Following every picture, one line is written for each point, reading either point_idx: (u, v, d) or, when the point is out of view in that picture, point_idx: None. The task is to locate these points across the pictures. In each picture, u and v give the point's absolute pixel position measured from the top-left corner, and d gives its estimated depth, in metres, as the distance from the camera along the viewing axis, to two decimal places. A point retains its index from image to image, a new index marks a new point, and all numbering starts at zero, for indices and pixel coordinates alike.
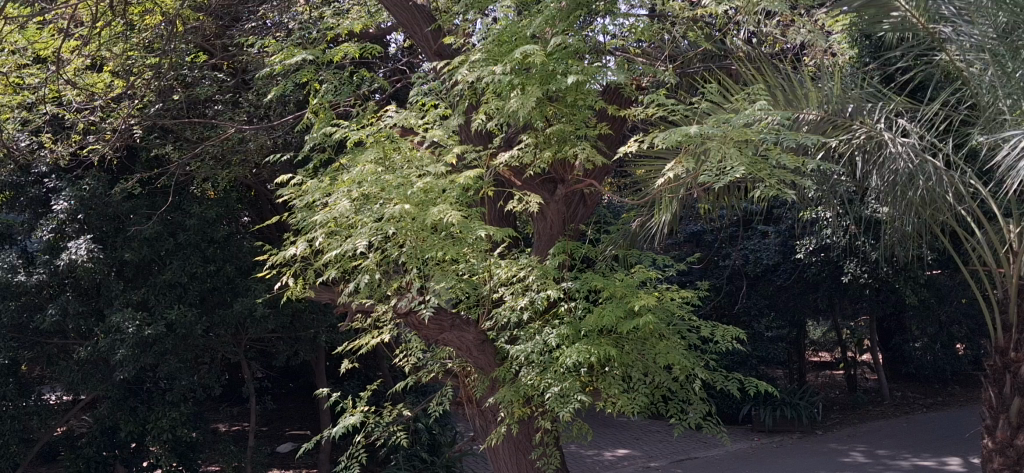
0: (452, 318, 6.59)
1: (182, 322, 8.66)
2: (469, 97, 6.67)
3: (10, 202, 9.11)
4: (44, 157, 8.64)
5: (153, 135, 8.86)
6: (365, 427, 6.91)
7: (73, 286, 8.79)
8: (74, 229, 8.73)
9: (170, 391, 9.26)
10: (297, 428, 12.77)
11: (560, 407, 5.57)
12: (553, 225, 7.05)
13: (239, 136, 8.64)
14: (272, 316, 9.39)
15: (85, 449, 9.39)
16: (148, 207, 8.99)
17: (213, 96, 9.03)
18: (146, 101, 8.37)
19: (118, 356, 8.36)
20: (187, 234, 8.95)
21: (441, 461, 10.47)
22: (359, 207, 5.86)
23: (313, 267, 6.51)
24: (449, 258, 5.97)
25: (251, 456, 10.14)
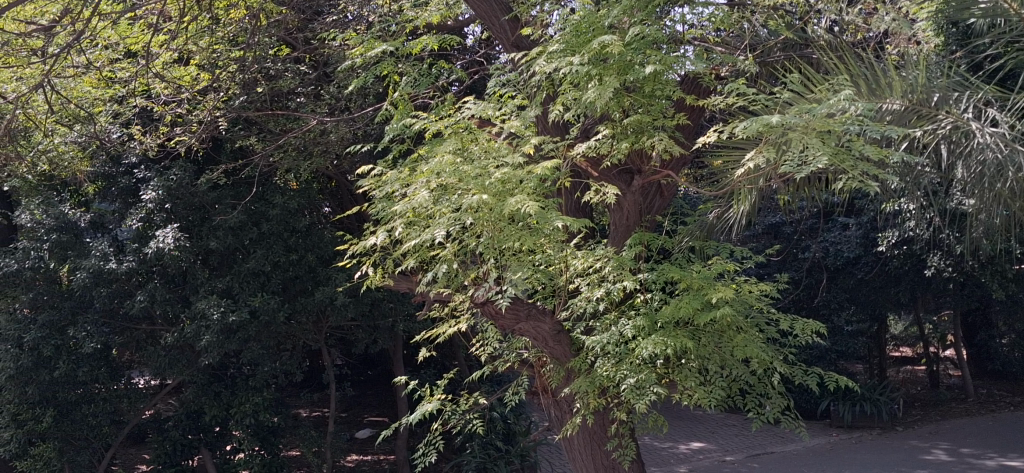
0: (529, 307, 6.63)
1: (265, 309, 8.88)
2: (547, 88, 6.68)
3: (102, 192, 9.36)
4: (134, 148, 8.90)
5: (238, 127, 9.07)
6: (442, 415, 7.00)
7: (161, 274, 8.98)
8: (161, 218, 8.90)
9: (253, 377, 9.50)
10: (374, 415, 12.98)
11: (636, 399, 5.53)
12: (630, 216, 7.04)
13: (320, 127, 8.80)
14: (350, 305, 9.54)
15: (171, 431, 9.70)
16: (233, 197, 9.24)
17: (295, 89, 9.22)
18: (231, 94, 8.63)
19: (204, 342, 8.55)
20: (271, 223, 9.21)
21: (516, 450, 10.52)
22: (438, 197, 5.92)
23: (392, 257, 6.61)
24: (526, 249, 6.01)
25: (330, 441, 10.34)
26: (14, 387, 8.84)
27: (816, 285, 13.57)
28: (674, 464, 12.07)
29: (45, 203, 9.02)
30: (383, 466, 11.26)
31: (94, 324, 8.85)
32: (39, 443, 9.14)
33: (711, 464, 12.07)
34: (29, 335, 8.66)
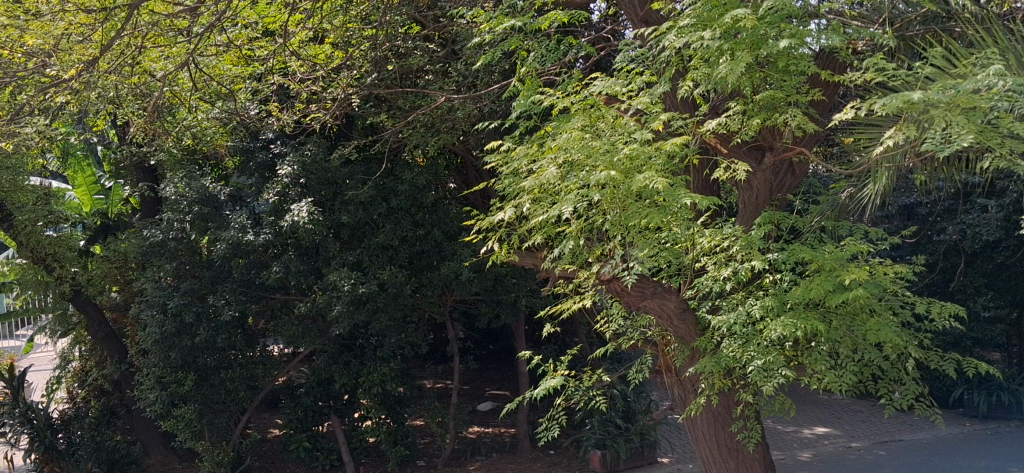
0: (654, 286, 6.53)
1: (393, 282, 9.10)
2: (677, 64, 6.57)
3: (241, 167, 9.74)
4: (271, 124, 9.23)
5: (369, 104, 9.28)
6: (566, 391, 7.07)
7: (295, 246, 9.26)
8: (296, 192, 9.21)
9: (380, 348, 9.75)
10: (495, 389, 13.14)
11: (763, 381, 5.43)
12: (760, 195, 6.89)
13: (447, 104, 8.88)
14: (475, 280, 9.64)
15: (304, 398, 10.09)
16: (363, 173, 9.47)
17: (424, 67, 9.35)
18: (364, 72, 8.89)
19: (335, 312, 8.81)
20: (400, 199, 9.41)
21: (635, 428, 10.47)
22: (565, 174, 5.93)
23: (519, 233, 6.68)
24: (653, 226, 5.96)
25: (454, 413, 10.55)
26: (158, 352, 9.22)
27: (953, 269, 12.99)
28: (797, 448, 11.83)
29: (187, 176, 9.44)
30: (504, 439, 11.40)
31: (232, 293, 9.22)
32: (181, 405, 9.54)
33: (835, 450, 11.79)
34: (173, 301, 9.01)
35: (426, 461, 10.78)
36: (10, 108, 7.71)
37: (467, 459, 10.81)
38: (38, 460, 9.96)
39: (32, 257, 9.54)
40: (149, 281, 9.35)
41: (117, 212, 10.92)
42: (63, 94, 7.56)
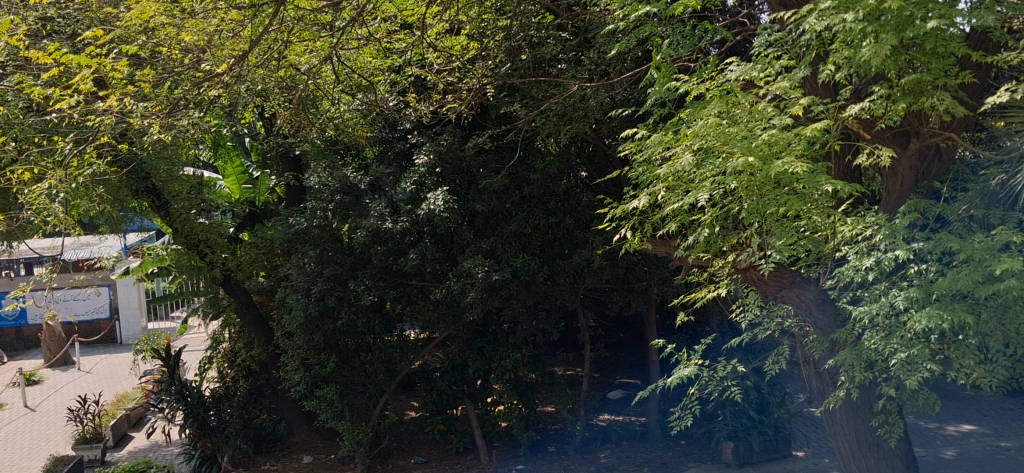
0: (792, 275, 6.76)
1: (526, 269, 9.21)
2: (817, 47, 6.37)
3: (380, 156, 10.06)
4: (409, 114, 9.50)
5: (503, 94, 9.40)
6: (699, 380, 7.07)
7: (431, 234, 9.47)
8: (432, 181, 9.43)
9: (512, 334, 9.87)
10: (625, 377, 13.12)
11: (907, 376, 5.32)
12: (904, 181, 6.68)
13: (579, 93, 8.86)
14: (607, 269, 9.62)
15: (439, 382, 10.38)
16: (497, 161, 9.61)
17: (557, 55, 9.39)
18: (498, 62, 9.02)
19: (469, 298, 9.01)
20: (532, 188, 9.50)
21: (770, 420, 10.21)
22: (701, 161, 5.92)
23: (653, 221, 6.69)
24: (791, 213, 5.86)
25: (585, 399, 10.61)
26: (302, 334, 9.58)
27: None
28: (941, 445, 11.39)
29: (329, 166, 9.77)
30: (634, 427, 11.39)
31: (372, 278, 9.50)
32: (324, 386, 9.94)
33: (982, 449, 11.28)
34: (317, 286, 9.34)
35: (557, 447, 10.88)
36: (168, 102, 8.10)
37: (598, 446, 10.85)
38: (192, 435, 10.55)
39: (185, 243, 10.04)
40: (294, 266, 9.72)
41: (264, 200, 11.40)
42: (216, 87, 7.91)
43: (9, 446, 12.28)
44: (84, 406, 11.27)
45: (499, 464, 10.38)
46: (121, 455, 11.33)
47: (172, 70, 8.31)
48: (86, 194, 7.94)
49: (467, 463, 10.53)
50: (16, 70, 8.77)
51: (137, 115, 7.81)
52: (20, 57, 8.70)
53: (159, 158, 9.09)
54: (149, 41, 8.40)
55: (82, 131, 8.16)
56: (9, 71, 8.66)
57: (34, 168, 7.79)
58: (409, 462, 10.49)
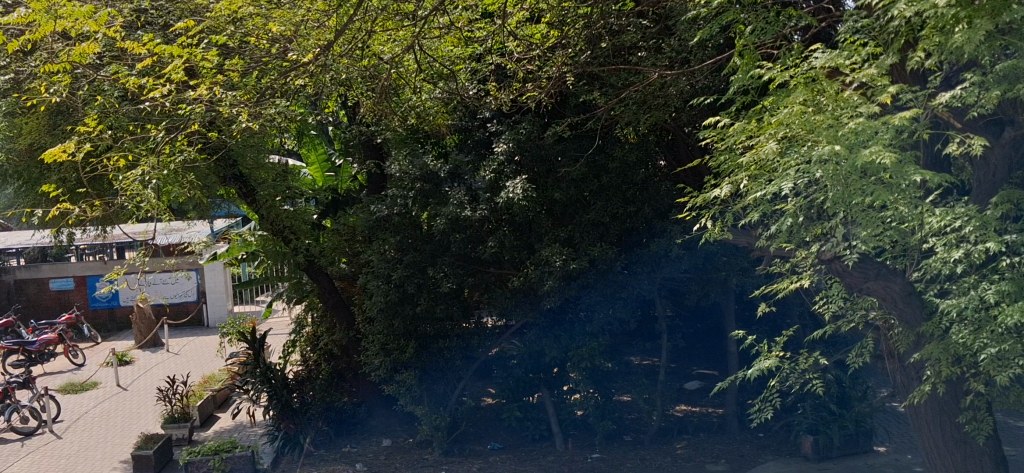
0: (877, 267, 6.52)
1: (603, 258, 9.19)
2: (906, 33, 6.20)
3: (460, 144, 10.17)
4: (489, 102, 9.59)
5: (582, 82, 9.41)
6: (780, 372, 7.01)
7: (510, 222, 9.50)
8: (511, 170, 9.47)
9: (589, 323, 9.86)
10: (703, 367, 12.98)
11: (997, 372, 5.24)
12: (997, 172, 6.47)
13: (659, 80, 8.78)
14: (685, 258, 9.50)
15: (517, 369, 10.46)
16: (576, 149, 9.57)
17: (637, 44, 9.34)
18: (577, 50, 9.08)
19: (547, 286, 9.05)
20: (611, 176, 9.47)
21: (851, 415, 9.97)
22: (785, 149, 5.88)
23: (735, 210, 6.65)
24: (877, 203, 5.74)
25: (662, 389, 10.56)
26: (382, 320, 9.92)
27: None
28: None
29: (410, 154, 9.91)
30: (712, 418, 11.30)
31: (451, 266, 9.63)
32: (402, 371, 10.09)
33: None
34: (397, 273, 9.62)
35: (633, 436, 10.83)
36: (255, 91, 8.33)
37: (674, 437, 10.79)
38: (276, 416, 10.83)
39: (271, 229, 10.28)
40: (375, 253, 9.91)
41: (347, 188, 11.53)
42: (301, 76, 8.10)
43: (103, 422, 12.78)
44: (173, 386, 11.65)
45: (575, 452, 10.40)
46: (208, 435, 11.69)
47: (260, 60, 8.54)
48: (177, 181, 8.21)
49: (543, 451, 10.56)
50: (113, 61, 9.12)
51: (225, 103, 8.04)
52: (116, 49, 9.04)
53: (245, 145, 9.33)
54: (238, 31, 8.66)
55: (174, 120, 8.44)
56: (106, 62, 9.02)
57: (129, 155, 8.10)
58: (486, 447, 10.59)
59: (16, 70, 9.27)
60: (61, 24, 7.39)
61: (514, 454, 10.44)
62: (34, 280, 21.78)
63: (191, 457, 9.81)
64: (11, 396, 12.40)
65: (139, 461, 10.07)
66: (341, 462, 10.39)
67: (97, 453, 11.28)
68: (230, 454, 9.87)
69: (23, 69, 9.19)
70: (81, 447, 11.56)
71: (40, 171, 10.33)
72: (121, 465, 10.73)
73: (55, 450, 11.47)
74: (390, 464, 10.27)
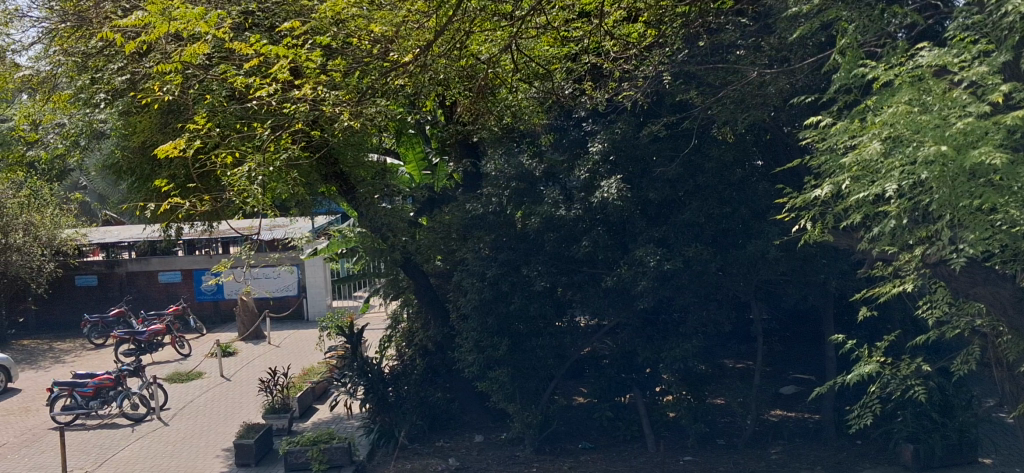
0: (986, 271, 6.40)
1: (698, 258, 9.09)
2: (1021, 29, 5.98)
3: (555, 143, 10.09)
4: (585, 102, 9.63)
5: (680, 82, 9.21)
6: (881, 377, 6.85)
7: (604, 221, 9.48)
8: (606, 170, 9.42)
9: (683, 324, 9.76)
10: (799, 372, 12.67)
11: None
12: None
13: (758, 79, 8.68)
14: (782, 260, 9.32)
15: (609, 369, 10.44)
16: (671, 149, 9.56)
17: (736, 41, 9.18)
18: (674, 50, 9.26)
19: (641, 287, 9.01)
20: (706, 177, 9.29)
21: (954, 424, 9.58)
22: (889, 150, 5.74)
23: (836, 211, 6.53)
24: (987, 206, 5.55)
25: (757, 393, 10.41)
26: (476, 317, 9.96)
27: None
28: None
29: (506, 154, 10.07)
30: (808, 424, 11.08)
31: (545, 265, 9.68)
32: (495, 368, 10.16)
33: None
34: (491, 271, 9.68)
35: (726, 440, 10.69)
36: (356, 90, 8.59)
37: (769, 442, 10.59)
38: (372, 410, 11.05)
39: (368, 227, 10.47)
40: (470, 251, 10.09)
41: (443, 186, 11.49)
42: (401, 75, 8.44)
43: (207, 411, 13.23)
44: (274, 377, 11.97)
45: (667, 454, 10.33)
46: (306, 426, 11.99)
47: (362, 60, 8.77)
48: (281, 178, 8.50)
49: (634, 452, 10.50)
50: (221, 61, 9.40)
51: (329, 103, 8.29)
52: (224, 49, 9.33)
53: (346, 144, 9.54)
54: (340, 33, 8.94)
55: (279, 118, 8.71)
56: (215, 62, 9.35)
57: (236, 153, 8.42)
58: (577, 446, 10.61)
59: (132, 71, 9.66)
60: (175, 26, 7.73)
61: (605, 454, 10.41)
62: (143, 273, 22.64)
63: (289, 447, 10.11)
64: (122, 384, 12.92)
65: (241, 449, 10.40)
66: (434, 457, 10.52)
67: (201, 440, 11.69)
68: (327, 445, 10.14)
69: (138, 69, 9.60)
70: (186, 434, 11.99)
71: (151, 168, 10.76)
72: (223, 452, 11.09)
73: (162, 437, 11.93)
74: (482, 460, 10.37)
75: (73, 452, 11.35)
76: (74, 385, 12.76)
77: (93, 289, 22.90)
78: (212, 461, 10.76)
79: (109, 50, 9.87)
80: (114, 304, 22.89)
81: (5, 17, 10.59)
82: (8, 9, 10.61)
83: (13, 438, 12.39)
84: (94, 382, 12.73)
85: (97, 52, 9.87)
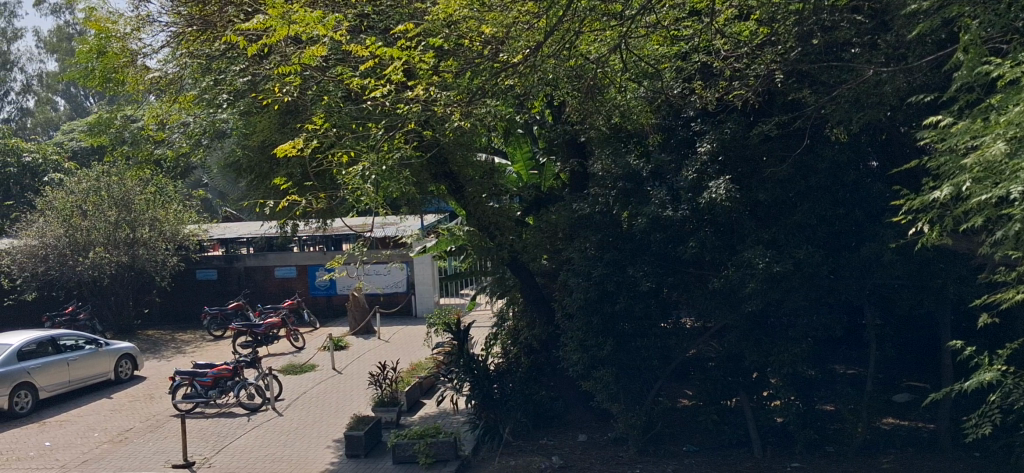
0: None
1: (810, 261, 8.83)
2: None
3: (662, 144, 9.92)
4: (695, 102, 9.61)
5: (793, 80, 9.22)
6: (1003, 386, 6.58)
7: (712, 223, 9.36)
8: (714, 170, 9.23)
9: (793, 328, 9.56)
10: (914, 380, 12.29)
11: None
12: None
13: (875, 78, 8.46)
14: (898, 264, 9.05)
15: (716, 371, 10.35)
16: (783, 149, 9.41)
17: (851, 39, 9.06)
18: (788, 48, 9.15)
19: (749, 289, 8.84)
20: (819, 177, 9.08)
21: None
22: (1015, 150, 5.54)
23: (955, 213, 6.33)
24: None
25: (869, 401, 10.11)
26: (581, 316, 9.94)
27: None
28: None
29: (613, 154, 9.99)
30: (923, 433, 10.70)
31: (651, 266, 9.63)
32: (600, 368, 10.13)
33: None
34: (597, 271, 9.64)
35: (836, 447, 10.37)
36: (467, 91, 8.84)
37: (881, 450, 10.25)
38: (477, 406, 11.17)
39: (477, 225, 10.50)
40: (576, 251, 9.96)
41: (550, 186, 11.59)
42: (512, 75, 8.68)
43: (319, 402, 13.63)
44: (383, 371, 12.23)
45: (774, 460, 10.09)
46: (414, 419, 12.22)
47: (473, 61, 9.00)
48: (393, 177, 8.55)
49: (740, 457, 10.30)
50: (337, 63, 9.64)
51: (440, 103, 8.64)
52: (340, 51, 9.62)
53: (456, 144, 9.70)
54: (453, 34, 9.21)
55: (392, 119, 9.03)
56: (331, 63, 9.60)
57: (351, 151, 8.78)
58: (682, 449, 10.50)
59: (252, 72, 10.06)
60: (294, 29, 8.03)
61: (710, 458, 10.26)
62: (260, 268, 23.41)
63: (398, 440, 10.44)
64: (239, 374, 13.40)
65: (351, 440, 10.69)
66: (538, 454, 10.57)
67: (313, 431, 12.03)
68: (434, 439, 10.36)
69: (259, 71, 9.99)
70: (299, 425, 12.37)
71: (269, 166, 11.04)
72: (334, 443, 11.40)
73: (276, 426, 12.34)
74: (586, 459, 10.37)
75: (193, 439, 11.86)
76: (194, 375, 13.29)
77: (212, 283, 23.78)
78: (323, 451, 11.07)
79: (231, 52, 10.36)
80: (232, 297, 23.72)
81: (139, 22, 11.07)
82: (141, 14, 11.12)
83: (138, 423, 13.00)
84: (213, 373, 13.22)
85: (220, 55, 10.37)
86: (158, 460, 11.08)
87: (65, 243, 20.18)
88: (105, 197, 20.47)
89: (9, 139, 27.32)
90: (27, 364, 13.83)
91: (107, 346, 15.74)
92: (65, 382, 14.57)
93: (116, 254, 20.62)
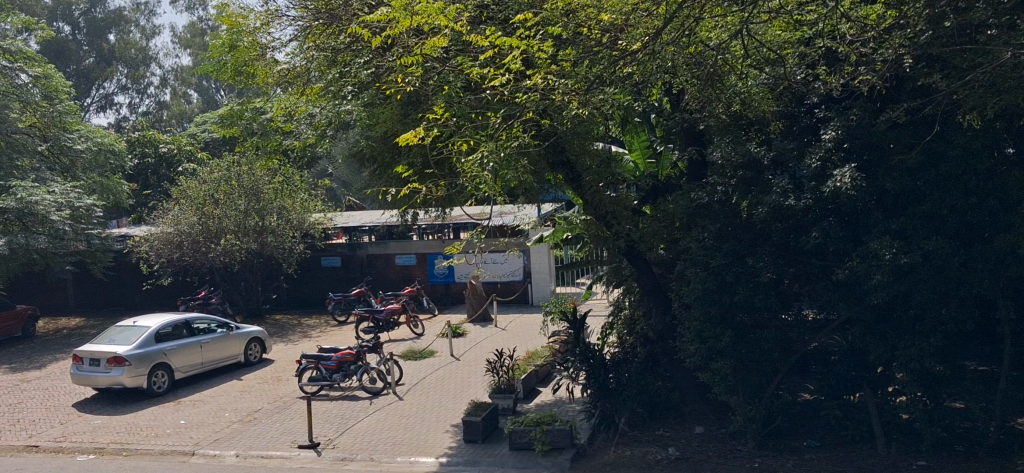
0: None
1: (940, 252, 8.46)
2: None
3: (785, 131, 9.73)
4: (819, 87, 9.33)
5: (922, 65, 8.87)
6: None
7: (835, 212, 9.18)
8: (839, 158, 9.03)
9: None
10: None
11: None
12: None
13: (1012, 60, 8.10)
14: None
15: (839, 365, 10.15)
16: (912, 137, 9.05)
17: (988, 22, 8.72)
18: (916, 31, 8.98)
19: (874, 280, 8.57)
20: (950, 165, 8.72)
21: None
22: None
23: None
24: None
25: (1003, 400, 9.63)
26: (698, 306, 9.72)
27: None
28: None
29: (733, 141, 9.79)
30: None
31: (772, 256, 9.43)
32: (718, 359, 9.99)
33: None
34: (715, 261, 9.50)
35: (966, 447, 9.92)
36: (585, 80, 8.93)
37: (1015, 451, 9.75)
38: (593, 395, 11.15)
39: (594, 214, 10.45)
40: (694, 240, 9.85)
41: (667, 175, 11.40)
42: (630, 63, 8.73)
43: (438, 388, 13.87)
44: (500, 358, 12.35)
45: (899, 458, 9.73)
46: (530, 407, 12.33)
47: (592, 50, 9.13)
48: (510, 165, 8.61)
49: (863, 453, 9.95)
50: (458, 54, 9.84)
51: (558, 92, 8.76)
52: (461, 42, 9.76)
53: (574, 132, 9.79)
54: (570, 23, 9.31)
55: (511, 107, 9.22)
56: (453, 54, 9.77)
57: (470, 139, 8.95)
58: (802, 444, 10.24)
59: (377, 65, 10.33)
60: (417, 20, 8.32)
61: (833, 454, 9.97)
62: (382, 256, 23.87)
63: (514, 426, 10.56)
64: (363, 358, 13.78)
65: (468, 425, 10.86)
66: (654, 445, 10.51)
67: (431, 415, 12.27)
68: (550, 427, 10.45)
69: (382, 63, 10.25)
70: (418, 409, 12.64)
71: (392, 156, 11.25)
72: (452, 428, 11.59)
73: (397, 410, 12.65)
74: (702, 451, 10.24)
75: (318, 420, 12.25)
76: (319, 358, 13.71)
77: (336, 270, 24.47)
78: (442, 435, 11.28)
79: (355, 45, 10.39)
80: (355, 284, 24.36)
81: (267, 18, 11.31)
82: (270, 9, 11.43)
83: (266, 404, 13.51)
84: (338, 357, 13.63)
85: (344, 47, 10.45)
86: (284, 440, 11.49)
87: (198, 230, 21.12)
88: (235, 187, 21.24)
89: (149, 131, 28.95)
90: (164, 345, 14.52)
91: (239, 329, 16.42)
92: (199, 363, 15.25)
93: (245, 242, 21.36)
